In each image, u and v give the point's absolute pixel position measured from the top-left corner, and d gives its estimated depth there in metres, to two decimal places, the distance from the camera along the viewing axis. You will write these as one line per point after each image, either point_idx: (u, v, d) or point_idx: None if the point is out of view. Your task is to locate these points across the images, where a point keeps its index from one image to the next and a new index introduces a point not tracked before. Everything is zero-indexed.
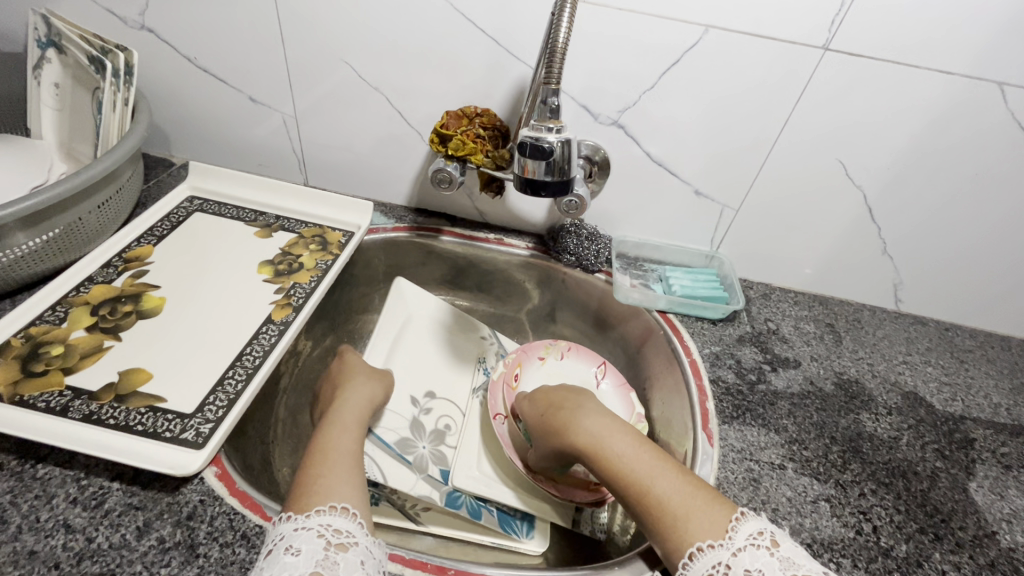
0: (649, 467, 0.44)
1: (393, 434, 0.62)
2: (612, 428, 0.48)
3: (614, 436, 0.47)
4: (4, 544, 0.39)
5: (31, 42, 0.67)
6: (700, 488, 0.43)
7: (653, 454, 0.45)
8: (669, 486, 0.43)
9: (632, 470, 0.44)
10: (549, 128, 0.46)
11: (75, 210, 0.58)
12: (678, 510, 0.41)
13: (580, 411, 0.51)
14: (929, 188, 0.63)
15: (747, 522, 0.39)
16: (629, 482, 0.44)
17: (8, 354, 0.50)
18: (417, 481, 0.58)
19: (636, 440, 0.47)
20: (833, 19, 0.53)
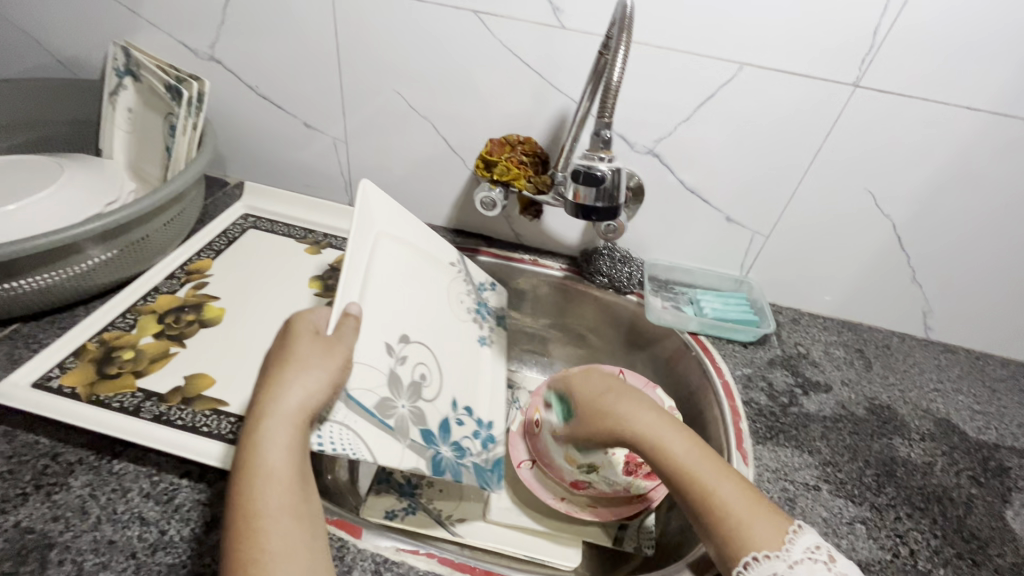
0: (712, 472, 0.45)
1: (372, 394, 0.48)
2: (673, 429, 0.49)
3: (675, 433, 0.48)
4: (86, 533, 0.42)
5: (110, 71, 0.74)
6: (755, 497, 0.44)
7: (710, 458, 0.46)
8: (729, 491, 0.44)
9: (695, 471, 0.45)
10: (601, 158, 0.49)
11: (143, 228, 0.62)
12: (741, 513, 0.42)
13: (641, 401, 0.52)
14: (957, 218, 0.65)
15: (801, 535, 0.41)
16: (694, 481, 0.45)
17: (84, 357, 0.54)
18: (404, 452, 0.48)
19: (697, 444, 0.48)
20: (863, 58, 0.56)
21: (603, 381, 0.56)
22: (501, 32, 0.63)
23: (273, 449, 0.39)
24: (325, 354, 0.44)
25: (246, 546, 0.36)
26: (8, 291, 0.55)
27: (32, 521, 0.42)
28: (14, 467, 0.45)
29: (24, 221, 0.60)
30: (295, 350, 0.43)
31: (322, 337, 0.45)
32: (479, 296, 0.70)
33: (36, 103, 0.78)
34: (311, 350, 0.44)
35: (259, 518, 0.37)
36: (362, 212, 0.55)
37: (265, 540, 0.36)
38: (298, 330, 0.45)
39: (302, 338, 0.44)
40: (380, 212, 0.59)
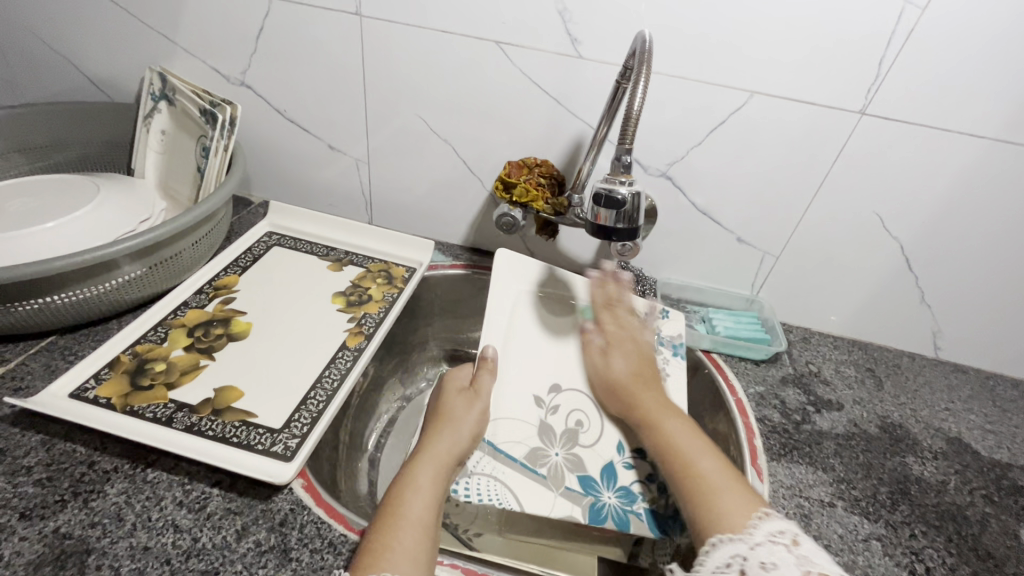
0: (695, 447, 0.50)
1: (522, 446, 0.58)
2: (665, 410, 0.55)
3: (668, 412, 0.55)
4: (122, 539, 0.43)
5: (146, 96, 0.78)
6: (737, 479, 0.47)
7: (699, 438, 0.52)
8: (705, 462, 0.49)
9: (679, 445, 0.51)
10: (622, 181, 0.51)
11: (174, 246, 0.64)
12: (716, 483, 0.46)
13: (636, 373, 0.61)
14: (964, 240, 0.66)
15: (766, 521, 0.43)
16: (676, 453, 0.50)
17: (117, 369, 0.56)
18: (556, 500, 0.54)
19: (688, 425, 0.54)
20: (869, 86, 0.59)
21: (608, 343, 0.66)
22: (521, 61, 0.66)
23: (426, 474, 0.49)
24: (475, 409, 0.57)
25: (386, 535, 0.42)
26: (45, 304, 0.57)
27: (70, 526, 0.43)
28: (53, 474, 0.47)
29: (63, 238, 0.62)
30: (451, 405, 0.57)
31: (468, 391, 0.58)
32: (653, 325, 0.70)
33: (73, 126, 0.81)
34: (461, 404, 0.57)
35: (403, 517, 0.44)
36: (496, 280, 0.71)
37: (401, 532, 0.43)
38: (447, 389, 0.59)
39: (451, 394, 0.58)
40: (518, 273, 0.73)
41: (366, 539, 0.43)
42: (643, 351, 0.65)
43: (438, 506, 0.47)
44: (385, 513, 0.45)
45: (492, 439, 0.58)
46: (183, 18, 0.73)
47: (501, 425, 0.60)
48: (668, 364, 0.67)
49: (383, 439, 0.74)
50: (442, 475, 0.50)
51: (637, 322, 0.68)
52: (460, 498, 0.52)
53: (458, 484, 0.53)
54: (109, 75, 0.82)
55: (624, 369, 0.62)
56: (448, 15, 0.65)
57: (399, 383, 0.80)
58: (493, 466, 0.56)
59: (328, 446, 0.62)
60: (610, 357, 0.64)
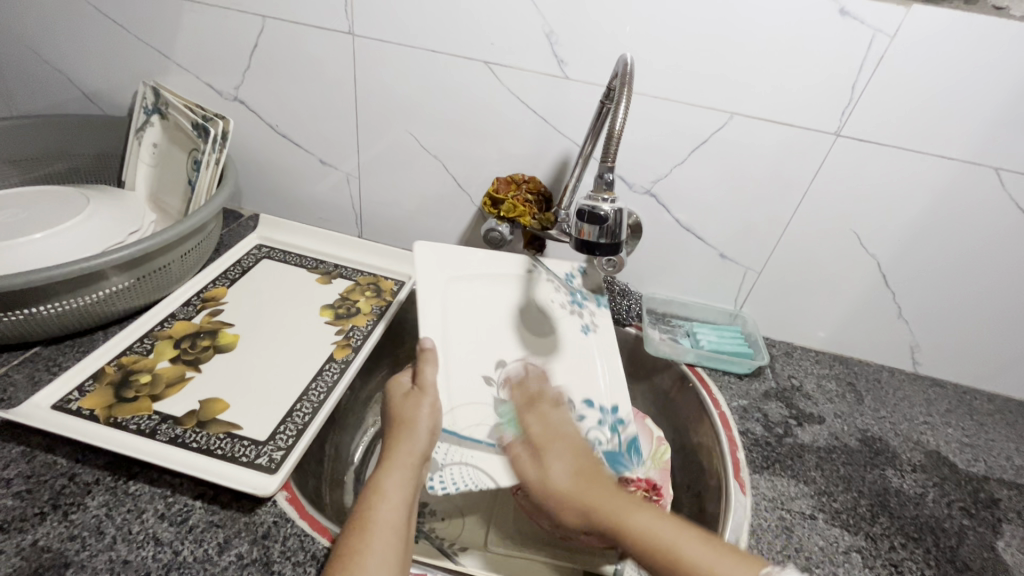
0: (674, 533, 0.44)
1: (485, 427, 0.58)
2: (627, 501, 0.47)
3: (624, 501, 0.47)
4: (101, 553, 0.43)
5: (139, 110, 0.79)
6: (730, 550, 0.43)
7: (674, 519, 0.45)
8: (698, 549, 0.42)
9: (659, 538, 0.43)
10: (604, 199, 0.52)
11: (163, 258, 0.65)
12: (714, 570, 0.41)
13: (580, 474, 0.52)
14: (937, 258, 0.68)
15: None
16: (658, 550, 0.43)
17: (102, 380, 0.56)
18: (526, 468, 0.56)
19: (653, 510, 0.46)
20: (843, 109, 0.61)
21: (541, 447, 0.55)
22: (509, 81, 0.67)
23: (393, 479, 0.49)
24: (425, 406, 0.55)
25: (357, 541, 0.43)
26: (29, 315, 0.57)
27: (49, 540, 0.43)
28: (33, 487, 0.46)
29: (50, 249, 0.62)
30: (403, 408, 0.55)
31: (414, 392, 0.56)
32: (572, 285, 0.73)
33: (65, 138, 0.82)
34: (412, 406, 0.55)
35: (373, 520, 0.45)
36: (422, 274, 0.65)
37: (371, 538, 0.43)
38: (393, 395, 0.57)
39: (399, 398, 0.56)
40: (443, 259, 0.67)
41: (338, 542, 0.44)
42: (568, 444, 0.56)
43: (408, 505, 0.48)
44: (355, 518, 0.45)
45: (451, 428, 0.57)
46: (178, 35, 0.75)
47: (458, 412, 0.58)
48: (595, 318, 0.71)
49: (369, 452, 0.74)
50: (410, 473, 0.50)
51: (553, 415, 0.59)
52: (438, 493, 0.53)
53: (433, 479, 0.54)
54: (102, 89, 0.83)
55: (568, 471, 0.52)
56: (438, 36, 0.66)
57: None
58: (463, 453, 0.56)
59: (314, 459, 0.62)
60: (547, 464, 0.53)
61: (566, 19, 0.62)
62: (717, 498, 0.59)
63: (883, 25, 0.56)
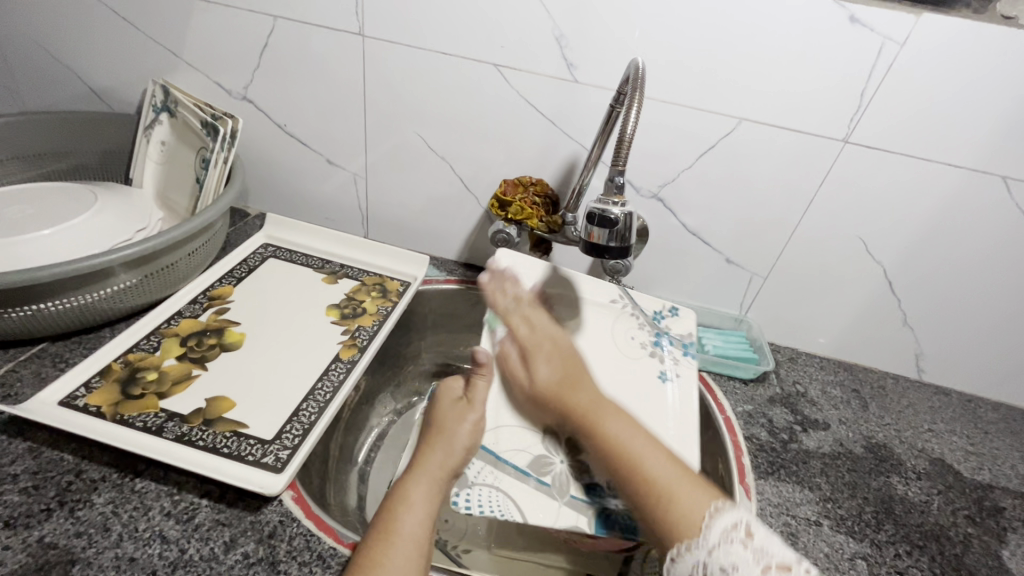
0: (642, 445, 0.50)
1: (526, 455, 0.58)
2: (609, 412, 0.54)
3: (605, 409, 0.55)
4: (108, 550, 0.43)
5: (148, 108, 0.79)
6: (689, 474, 0.48)
7: (645, 435, 0.52)
8: (654, 463, 0.48)
9: (628, 448, 0.50)
10: (614, 203, 0.52)
11: (170, 256, 0.65)
12: (663, 478, 0.47)
13: (564, 379, 0.60)
14: (943, 266, 0.68)
15: (720, 517, 0.42)
16: (624, 456, 0.50)
17: (108, 377, 0.56)
18: (560, 509, 0.53)
19: (627, 422, 0.53)
20: (852, 116, 0.61)
21: (527, 351, 0.63)
22: (518, 84, 0.68)
23: (420, 492, 0.49)
24: (467, 423, 0.57)
25: (378, 552, 0.43)
26: (37, 311, 0.57)
27: (55, 536, 0.43)
28: (39, 483, 0.46)
29: (58, 245, 0.62)
30: (446, 419, 0.57)
31: (462, 404, 0.59)
32: (658, 326, 0.71)
33: (73, 135, 0.82)
34: (454, 418, 0.57)
35: (396, 532, 0.45)
36: (493, 281, 0.71)
37: (393, 549, 0.43)
38: (441, 402, 0.59)
39: (446, 406, 0.59)
40: (518, 276, 0.72)
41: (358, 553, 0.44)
42: (551, 349, 0.64)
43: (433, 520, 0.48)
44: (379, 530, 0.45)
45: (491, 447, 0.58)
46: (188, 33, 0.75)
47: (503, 432, 0.59)
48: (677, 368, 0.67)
49: (372, 453, 0.74)
50: (436, 488, 0.50)
51: (529, 335, 0.65)
52: (460, 512, 0.52)
53: (459, 496, 0.53)
54: (111, 86, 0.84)
55: (555, 376, 0.60)
56: (448, 38, 0.67)
57: (391, 397, 0.80)
58: (494, 476, 0.55)
59: (318, 459, 0.62)
60: (533, 365, 0.62)
61: (576, 22, 0.62)
62: None
63: (892, 32, 0.56)
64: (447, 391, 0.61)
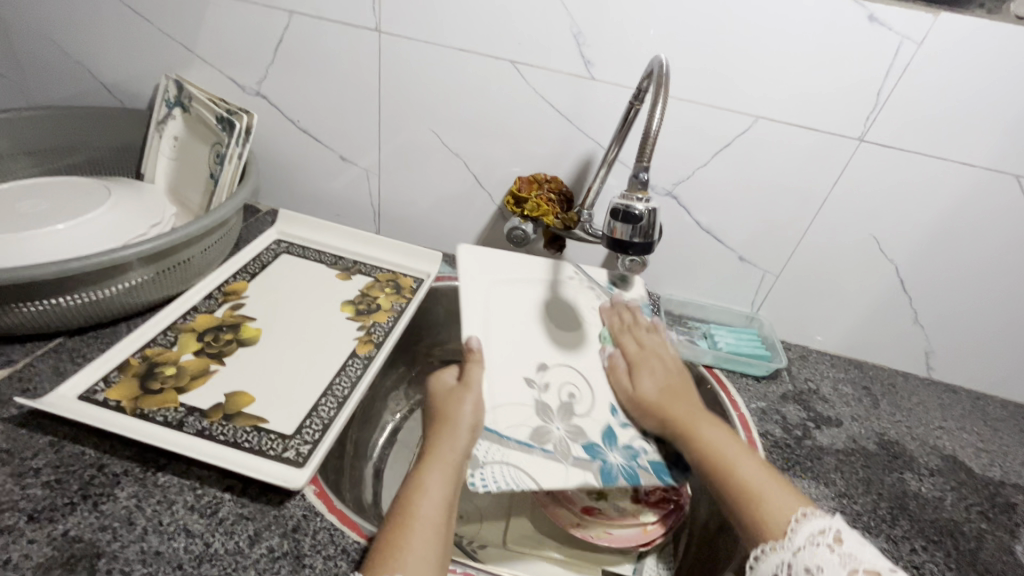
0: (736, 453, 0.52)
1: (526, 428, 0.56)
2: (707, 420, 0.55)
3: (703, 419, 0.55)
4: (133, 544, 0.43)
5: (160, 103, 0.79)
6: (779, 484, 0.50)
7: (740, 446, 0.53)
8: (749, 471, 0.50)
9: (722, 453, 0.52)
10: (639, 198, 0.52)
11: (186, 252, 0.65)
12: (762, 488, 0.49)
13: (666, 391, 0.59)
14: (955, 264, 0.69)
15: (808, 521, 0.45)
16: (717, 461, 0.51)
17: (127, 371, 0.56)
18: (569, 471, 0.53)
19: (723, 432, 0.55)
20: (868, 115, 0.61)
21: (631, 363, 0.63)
22: (535, 81, 0.68)
23: (433, 477, 0.49)
24: (469, 403, 0.55)
25: (397, 538, 0.43)
26: (55, 305, 0.57)
27: (80, 530, 0.43)
28: (61, 476, 0.46)
29: (74, 239, 0.62)
30: (448, 402, 0.56)
31: (459, 387, 0.57)
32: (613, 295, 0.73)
33: (85, 130, 0.82)
34: (456, 401, 0.56)
35: (413, 517, 0.45)
36: (466, 275, 0.68)
37: (410, 536, 0.43)
38: (438, 389, 0.58)
39: (444, 393, 0.57)
40: (484, 264, 0.71)
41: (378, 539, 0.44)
42: (662, 365, 0.62)
43: (449, 503, 0.48)
44: (396, 517, 0.45)
45: (493, 426, 0.55)
46: (202, 28, 0.75)
47: (502, 410, 0.57)
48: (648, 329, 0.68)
49: (386, 449, 0.74)
50: (451, 471, 0.50)
51: (640, 351, 0.64)
52: (479, 490, 0.50)
53: (472, 477, 0.51)
54: (123, 81, 0.83)
55: (658, 387, 0.60)
56: (465, 34, 0.67)
57: (403, 394, 0.80)
58: (502, 451, 0.53)
59: (335, 454, 0.62)
60: (637, 376, 0.61)
61: (594, 19, 0.62)
62: None
63: (910, 31, 0.56)
64: (439, 380, 0.59)
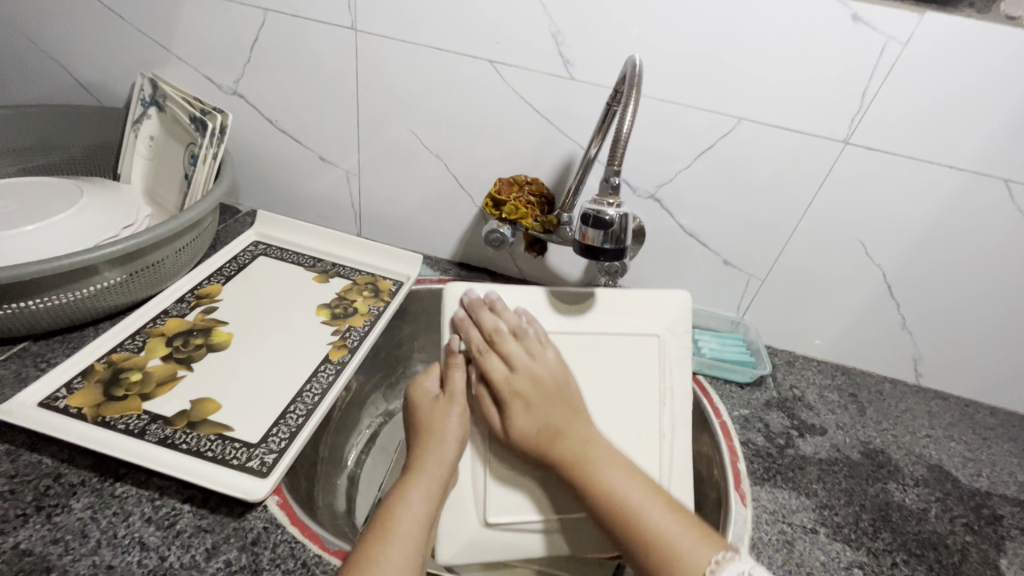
0: (642, 497, 0.47)
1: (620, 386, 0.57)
2: (606, 460, 0.49)
3: (602, 457, 0.49)
4: (85, 557, 0.42)
5: (136, 102, 0.77)
6: (697, 526, 0.45)
7: (647, 487, 0.47)
8: (659, 518, 0.45)
9: (624, 501, 0.46)
10: (609, 203, 0.51)
11: (158, 254, 0.63)
12: (679, 544, 0.43)
13: (551, 425, 0.51)
14: (942, 269, 0.67)
15: (726, 569, 0.41)
16: (618, 517, 0.46)
17: (91, 377, 0.55)
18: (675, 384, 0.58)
19: (626, 472, 0.48)
20: (853, 116, 0.60)
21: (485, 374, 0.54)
22: (514, 80, 0.66)
23: (417, 493, 0.47)
24: (455, 415, 0.52)
25: (374, 548, 0.42)
26: (19, 309, 0.55)
27: (31, 543, 0.42)
28: (16, 487, 0.45)
29: (40, 241, 0.61)
30: (432, 416, 0.53)
31: (443, 398, 0.54)
32: None
33: (61, 129, 0.80)
34: (441, 413, 0.53)
35: (394, 529, 0.44)
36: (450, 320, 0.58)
37: (390, 546, 0.43)
38: (420, 402, 0.55)
39: (426, 406, 0.54)
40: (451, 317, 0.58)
41: (355, 552, 0.43)
42: (531, 391, 0.52)
43: (430, 517, 0.47)
44: (375, 528, 0.44)
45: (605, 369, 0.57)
46: (178, 26, 0.73)
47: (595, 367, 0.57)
48: None
49: (363, 455, 0.73)
50: (436, 484, 0.49)
51: (524, 351, 0.54)
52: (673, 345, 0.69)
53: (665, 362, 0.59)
54: (99, 79, 0.82)
55: (533, 422, 0.51)
56: (440, 33, 0.65)
57: (383, 398, 0.78)
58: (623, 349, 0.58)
59: (307, 462, 0.61)
60: (507, 412, 0.52)
61: (573, 18, 0.61)
62: (717, 512, 0.58)
63: (895, 30, 0.55)
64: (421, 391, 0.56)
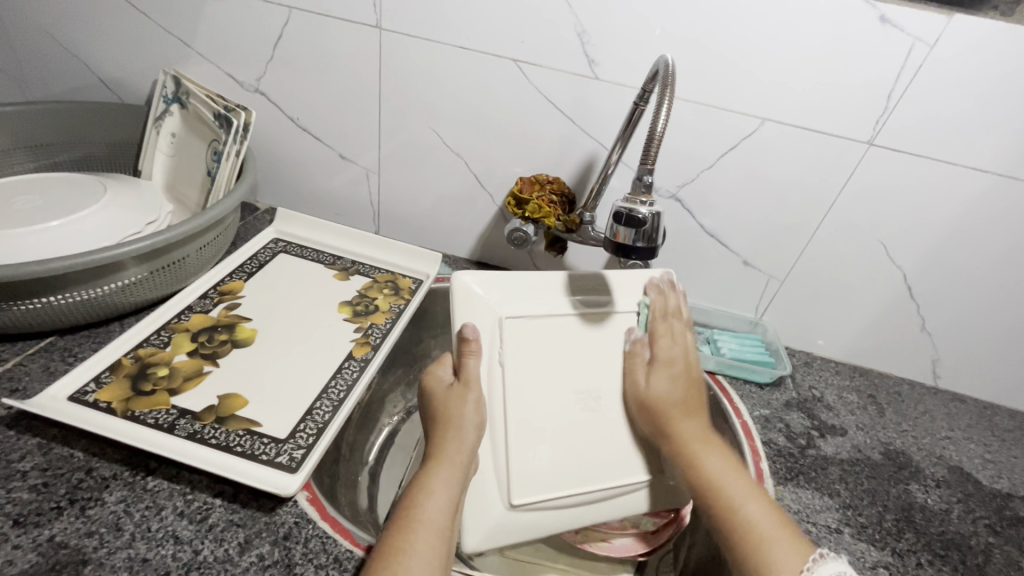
0: (743, 492, 0.48)
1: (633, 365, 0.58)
2: (711, 445, 0.52)
3: (709, 445, 0.52)
4: (120, 550, 0.42)
5: (158, 99, 0.77)
6: (783, 523, 0.46)
7: (748, 482, 0.49)
8: (755, 510, 0.47)
9: (726, 487, 0.49)
10: (642, 202, 0.51)
11: (182, 249, 0.63)
12: (769, 534, 0.45)
13: (681, 399, 0.55)
14: (963, 271, 0.68)
15: (823, 567, 0.42)
16: (719, 497, 0.48)
17: (119, 372, 0.55)
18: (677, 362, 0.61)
19: (730, 464, 0.51)
20: (878, 118, 0.60)
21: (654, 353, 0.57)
22: (538, 80, 0.66)
23: (440, 482, 0.47)
24: (472, 402, 0.52)
25: (400, 539, 0.42)
26: (47, 304, 0.56)
27: (66, 536, 0.42)
28: (49, 480, 0.45)
29: (66, 236, 0.61)
30: (447, 404, 0.52)
31: (457, 386, 0.53)
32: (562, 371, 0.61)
33: (83, 126, 0.81)
34: (456, 400, 0.52)
35: (418, 518, 0.44)
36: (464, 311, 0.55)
37: (414, 536, 0.42)
38: (433, 390, 0.54)
39: (441, 394, 0.53)
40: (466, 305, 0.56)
41: (381, 542, 0.42)
42: (679, 365, 0.57)
43: (454, 505, 0.46)
44: (400, 517, 0.44)
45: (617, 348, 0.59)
46: (202, 23, 0.74)
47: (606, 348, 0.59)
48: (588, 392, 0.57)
49: (382, 453, 0.73)
50: (458, 472, 0.48)
51: (679, 328, 0.60)
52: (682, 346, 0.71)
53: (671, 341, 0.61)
54: (121, 76, 0.82)
55: (669, 389, 0.55)
56: (465, 33, 0.66)
57: (400, 396, 0.79)
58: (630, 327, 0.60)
59: (330, 459, 0.61)
60: (653, 374, 0.56)
61: (599, 17, 0.61)
62: None
63: (923, 32, 0.55)
64: (434, 380, 0.54)
